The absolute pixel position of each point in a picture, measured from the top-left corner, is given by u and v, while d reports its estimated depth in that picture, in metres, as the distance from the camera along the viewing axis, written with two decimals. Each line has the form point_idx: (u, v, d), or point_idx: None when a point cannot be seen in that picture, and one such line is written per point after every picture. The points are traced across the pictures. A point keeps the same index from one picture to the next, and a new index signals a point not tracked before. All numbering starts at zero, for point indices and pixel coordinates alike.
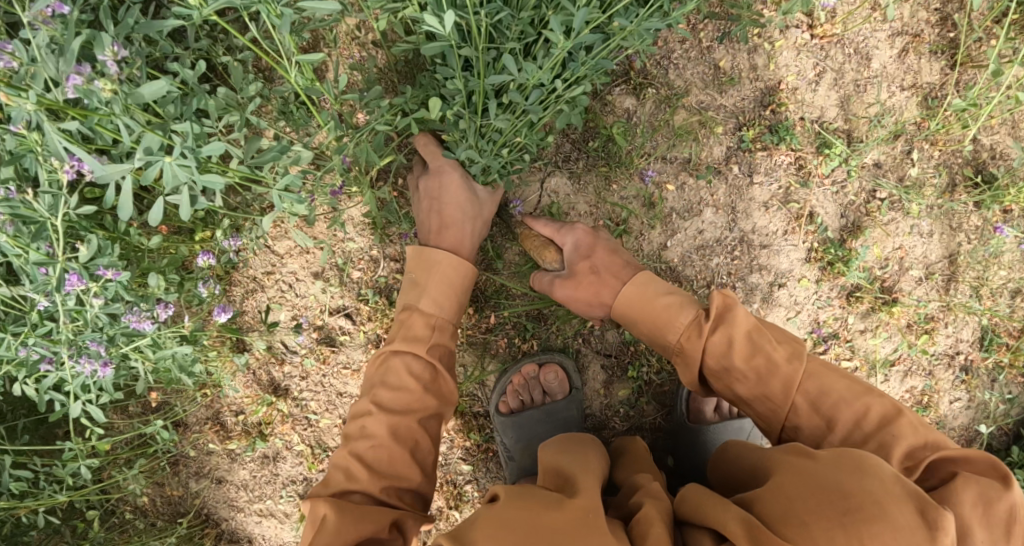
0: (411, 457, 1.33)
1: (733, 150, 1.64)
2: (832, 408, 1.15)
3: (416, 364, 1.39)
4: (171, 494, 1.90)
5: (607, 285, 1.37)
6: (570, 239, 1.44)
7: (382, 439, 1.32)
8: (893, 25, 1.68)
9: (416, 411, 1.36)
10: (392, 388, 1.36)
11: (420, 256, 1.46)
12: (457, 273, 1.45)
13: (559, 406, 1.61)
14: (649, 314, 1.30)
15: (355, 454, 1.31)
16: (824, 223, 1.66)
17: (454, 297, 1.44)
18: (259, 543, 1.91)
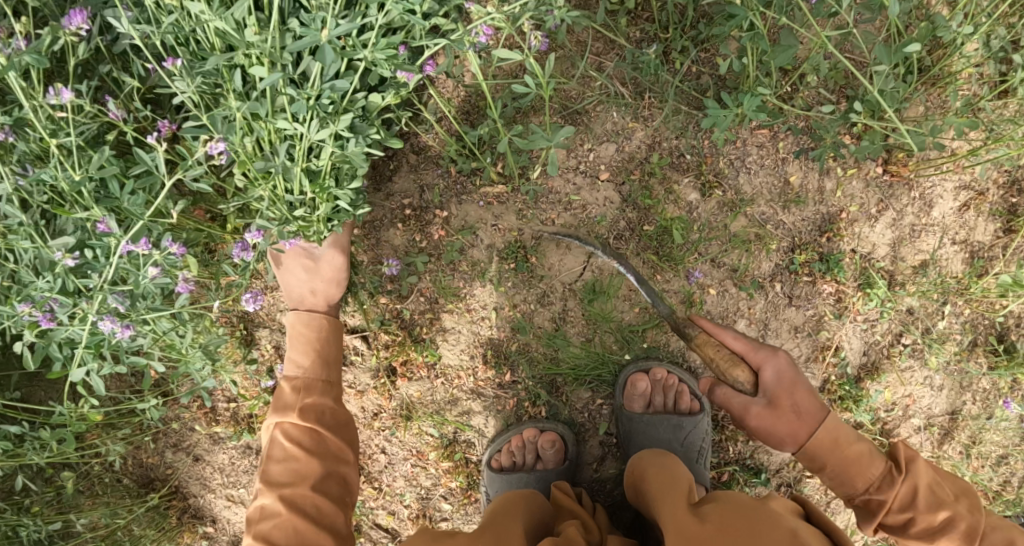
0: (315, 525, 1.31)
1: (781, 268, 1.63)
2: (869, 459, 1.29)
3: (294, 429, 1.37)
4: (144, 460, 1.90)
5: (805, 425, 1.29)
6: (773, 367, 1.31)
7: (282, 517, 1.30)
8: (962, 178, 1.67)
9: (307, 475, 1.34)
10: (279, 462, 1.35)
11: (298, 339, 1.48)
12: (307, 323, 1.48)
13: (547, 476, 1.59)
14: (786, 418, 1.29)
15: (259, 536, 1.29)
16: (846, 359, 1.66)
17: (315, 352, 1.46)
18: (222, 524, 1.93)
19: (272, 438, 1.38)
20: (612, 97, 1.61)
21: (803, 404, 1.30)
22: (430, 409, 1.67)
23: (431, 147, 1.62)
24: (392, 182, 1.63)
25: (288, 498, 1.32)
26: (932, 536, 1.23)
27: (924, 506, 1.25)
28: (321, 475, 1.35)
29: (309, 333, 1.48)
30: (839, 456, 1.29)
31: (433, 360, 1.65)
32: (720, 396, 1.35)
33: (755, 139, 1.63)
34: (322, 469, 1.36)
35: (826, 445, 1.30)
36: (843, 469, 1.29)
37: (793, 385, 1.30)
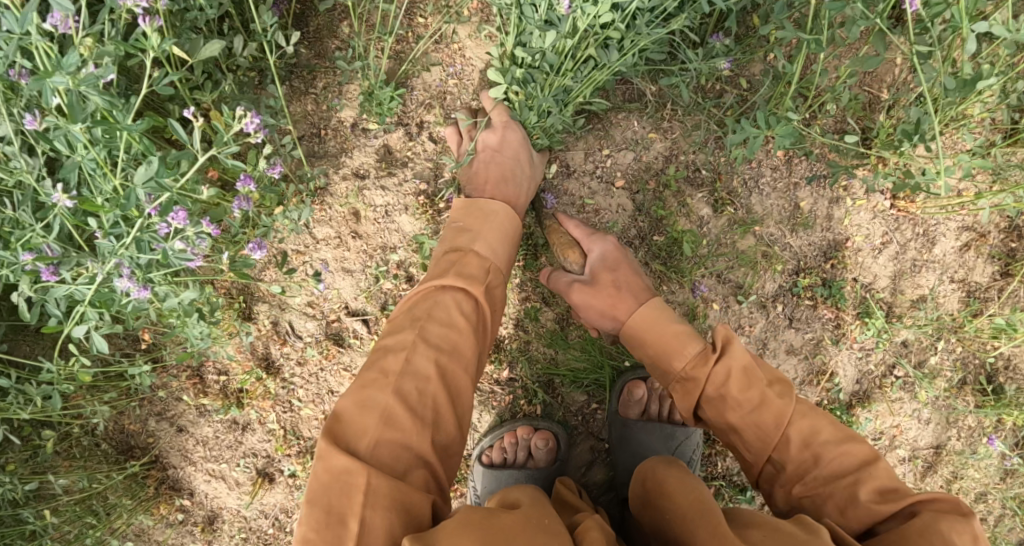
0: (450, 411, 1.20)
1: (784, 289, 1.65)
2: (822, 448, 1.16)
3: (467, 304, 1.29)
4: (127, 427, 1.88)
5: (625, 301, 1.39)
6: (599, 248, 1.48)
7: (429, 384, 1.19)
8: (965, 219, 1.70)
9: (461, 352, 1.25)
10: (441, 325, 1.25)
11: (474, 211, 1.43)
12: (504, 219, 1.43)
13: (536, 476, 1.59)
14: (660, 343, 1.31)
15: (398, 391, 1.16)
16: (839, 385, 1.68)
17: (504, 246, 1.41)
18: (199, 499, 1.90)
19: (436, 296, 1.29)
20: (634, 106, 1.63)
21: (663, 324, 1.33)
22: None
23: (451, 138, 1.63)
24: (407, 168, 1.63)
25: (439, 365, 1.21)
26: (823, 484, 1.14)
27: (798, 441, 1.18)
28: (472, 360, 1.26)
29: (489, 214, 1.43)
30: (729, 375, 1.22)
31: None
32: (555, 282, 1.50)
33: (771, 160, 1.65)
34: (474, 356, 1.27)
35: (673, 340, 1.30)
36: (659, 350, 1.31)
37: (610, 267, 1.45)
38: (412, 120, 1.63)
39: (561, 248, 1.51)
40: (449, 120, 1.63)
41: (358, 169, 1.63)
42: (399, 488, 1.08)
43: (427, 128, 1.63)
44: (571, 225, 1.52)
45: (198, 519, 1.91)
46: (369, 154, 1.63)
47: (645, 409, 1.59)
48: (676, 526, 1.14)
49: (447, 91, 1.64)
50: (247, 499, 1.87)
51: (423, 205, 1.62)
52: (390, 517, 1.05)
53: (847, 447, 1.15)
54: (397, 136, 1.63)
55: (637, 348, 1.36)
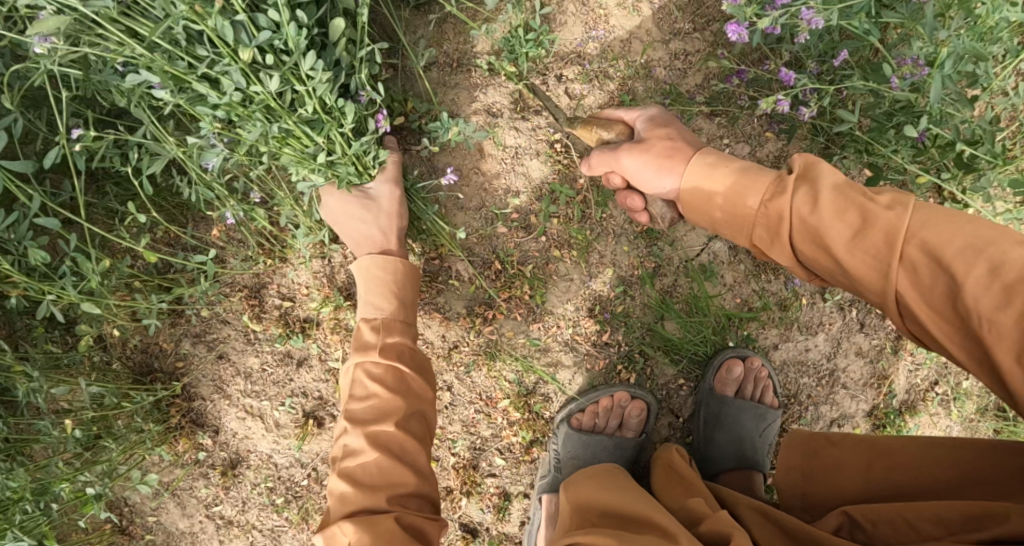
0: (397, 462, 1.22)
1: (861, 295, 1.72)
2: (956, 258, 0.91)
3: (373, 366, 1.30)
4: (157, 343, 1.71)
5: (682, 150, 1.30)
6: (645, 117, 1.46)
7: (366, 455, 1.23)
8: None
9: (383, 421, 1.25)
10: (360, 401, 1.28)
11: (375, 246, 1.44)
12: (385, 270, 1.37)
13: (625, 445, 1.60)
14: (701, 198, 1.21)
15: (344, 472, 1.23)
16: (894, 394, 1.75)
17: (393, 294, 1.36)
18: (223, 438, 1.73)
19: (353, 378, 1.30)
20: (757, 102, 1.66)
21: (722, 176, 1.19)
22: (516, 353, 1.61)
23: (585, 97, 1.64)
24: (542, 116, 1.62)
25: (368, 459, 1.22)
26: (995, 276, 0.88)
27: (917, 241, 0.95)
28: (405, 415, 1.26)
29: (388, 275, 1.37)
30: (823, 214, 1.03)
31: (536, 303, 1.61)
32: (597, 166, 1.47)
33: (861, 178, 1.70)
34: (407, 409, 1.27)
35: (851, 217, 1.01)
36: (803, 233, 1.06)
37: (745, 178, 1.15)
38: (548, 72, 1.63)
39: (602, 126, 1.51)
40: (587, 79, 1.64)
41: (491, 107, 1.61)
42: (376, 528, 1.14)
43: (564, 83, 1.63)
44: (627, 157, 1.38)
45: (218, 462, 1.73)
46: (504, 94, 1.61)
47: (741, 394, 1.62)
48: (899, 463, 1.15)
49: (585, 51, 1.64)
50: (284, 443, 1.73)
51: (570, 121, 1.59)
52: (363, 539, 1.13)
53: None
54: (532, 83, 1.62)
55: (696, 211, 1.23)
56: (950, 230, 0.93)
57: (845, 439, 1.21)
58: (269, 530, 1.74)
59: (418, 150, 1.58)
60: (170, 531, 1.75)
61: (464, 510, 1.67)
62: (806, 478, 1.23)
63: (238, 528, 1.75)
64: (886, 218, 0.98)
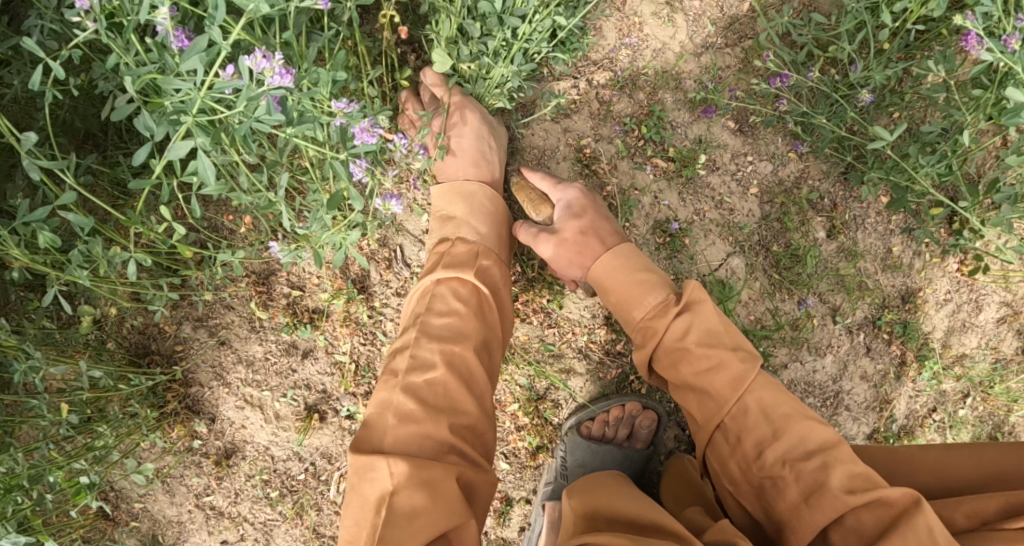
0: (465, 389, 1.21)
1: (869, 320, 1.74)
2: (782, 422, 1.16)
3: (460, 291, 1.31)
4: (156, 326, 1.67)
5: (592, 247, 1.42)
6: (568, 197, 1.49)
7: (437, 372, 1.20)
8: (1008, 295, 1.81)
9: (467, 334, 1.26)
10: (439, 317, 1.27)
11: (460, 193, 1.47)
12: (489, 199, 1.48)
13: (634, 456, 1.58)
14: (621, 287, 1.36)
15: (408, 385, 1.18)
16: (894, 419, 1.78)
17: (491, 228, 1.45)
18: (219, 426, 1.70)
19: (433, 293, 1.31)
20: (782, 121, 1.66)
21: (637, 286, 1.34)
22: (530, 358, 1.59)
23: (615, 104, 1.62)
24: (570, 119, 1.62)
25: (450, 358, 1.22)
26: (807, 455, 1.12)
27: (755, 405, 1.18)
28: (481, 343, 1.27)
29: (467, 195, 1.47)
30: (691, 343, 1.24)
31: (553, 308, 1.59)
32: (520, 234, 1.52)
33: (878, 204, 1.72)
34: (483, 341, 1.28)
35: (727, 378, 1.20)
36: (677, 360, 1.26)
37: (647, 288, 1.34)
38: (581, 76, 1.62)
39: (532, 204, 1.53)
40: (617, 85, 1.62)
41: (521, 106, 1.62)
42: (423, 467, 1.08)
43: (594, 88, 1.62)
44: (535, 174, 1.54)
45: (212, 450, 1.70)
46: (534, 95, 1.61)
47: None
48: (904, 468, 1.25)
49: (617, 58, 1.63)
50: (283, 435, 1.70)
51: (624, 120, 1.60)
52: (418, 494, 1.06)
53: (878, 497, 1.03)
54: (563, 86, 1.62)
55: (602, 292, 1.40)
56: (801, 432, 1.14)
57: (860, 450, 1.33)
58: (261, 524, 1.71)
59: None
60: (156, 518, 1.72)
61: None
62: None
63: (229, 520, 1.72)
64: (751, 393, 1.19)
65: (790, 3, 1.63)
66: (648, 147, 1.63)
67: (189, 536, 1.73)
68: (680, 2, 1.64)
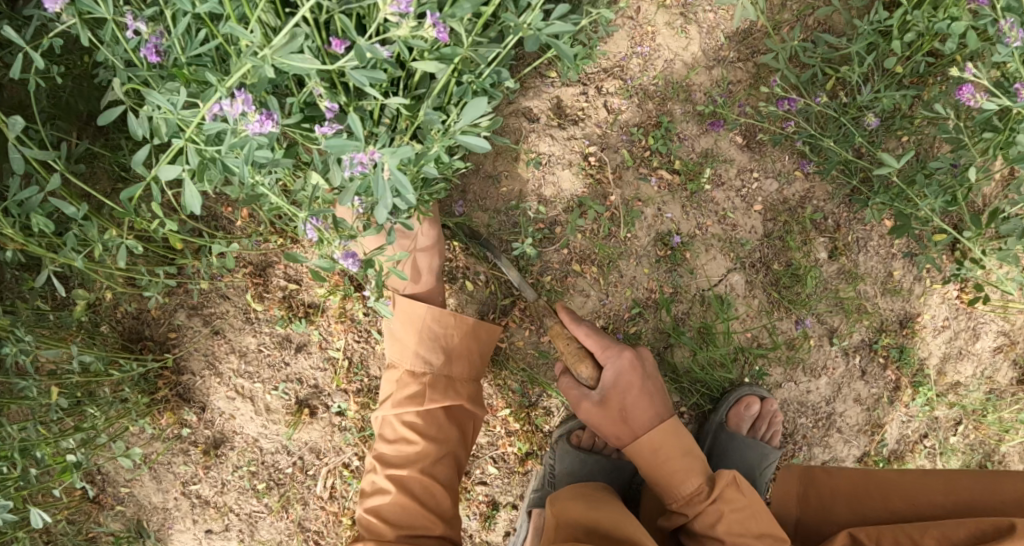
0: (422, 508, 1.41)
1: (865, 343, 1.74)
2: None
3: (410, 415, 1.45)
4: (149, 312, 1.66)
5: (615, 417, 1.42)
6: (613, 362, 1.43)
7: (395, 496, 1.41)
8: (1006, 324, 1.80)
9: (414, 459, 1.43)
10: (393, 443, 1.46)
11: (412, 323, 1.47)
12: (437, 321, 1.47)
13: (623, 468, 1.59)
14: (613, 426, 1.43)
15: (371, 507, 1.42)
16: (885, 443, 1.77)
17: (440, 346, 1.48)
18: (208, 415, 1.70)
19: (386, 422, 1.48)
20: (790, 139, 1.64)
21: (639, 417, 1.42)
22: (524, 364, 1.59)
23: (623, 113, 1.61)
24: (577, 126, 1.61)
25: (397, 481, 1.42)
26: None
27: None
28: (433, 462, 1.44)
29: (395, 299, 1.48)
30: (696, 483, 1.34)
31: None
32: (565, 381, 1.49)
33: (881, 227, 1.71)
34: (437, 456, 1.44)
35: (727, 527, 1.27)
36: (660, 472, 1.38)
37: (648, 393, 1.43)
38: (589, 83, 1.60)
39: (570, 358, 1.45)
40: (627, 94, 1.61)
41: (529, 112, 1.59)
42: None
43: (603, 96, 1.61)
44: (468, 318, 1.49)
45: (201, 439, 1.70)
46: (543, 100, 1.59)
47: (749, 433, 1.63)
48: (875, 497, 1.32)
49: (627, 66, 1.61)
50: (273, 428, 1.70)
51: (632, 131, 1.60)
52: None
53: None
54: (571, 92, 1.60)
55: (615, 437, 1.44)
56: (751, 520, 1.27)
57: (838, 471, 1.39)
58: (246, 515, 1.72)
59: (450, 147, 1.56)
60: (141, 504, 1.74)
61: None
62: (802, 506, 1.39)
63: (214, 510, 1.72)
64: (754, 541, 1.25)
65: (804, 21, 1.62)
66: (654, 158, 1.62)
67: (174, 522, 1.74)
68: (694, 14, 1.62)
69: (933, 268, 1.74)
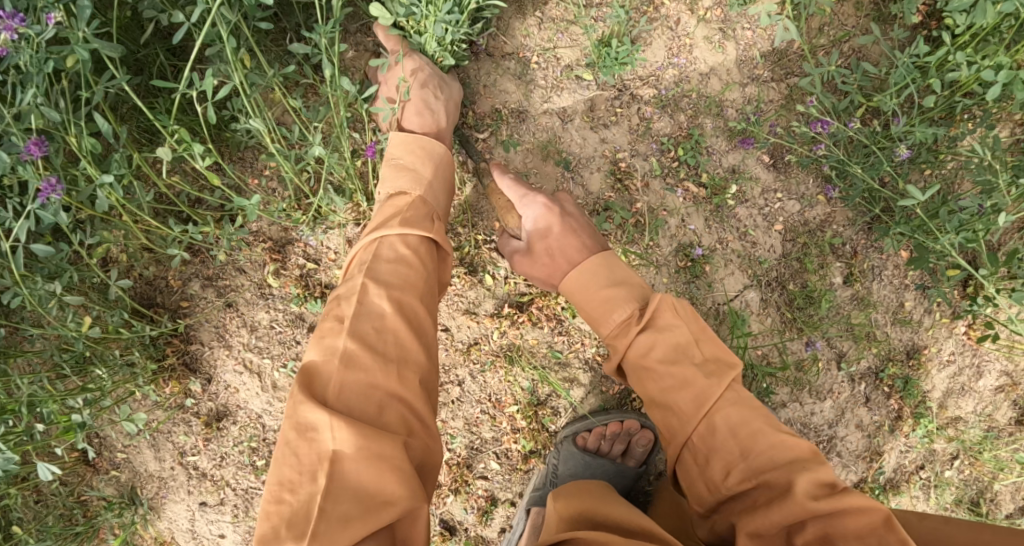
0: (413, 336, 1.17)
1: (872, 371, 1.75)
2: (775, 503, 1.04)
3: (412, 238, 1.27)
4: (162, 279, 1.66)
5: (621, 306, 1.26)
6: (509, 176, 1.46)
7: (387, 321, 1.15)
8: (1010, 365, 1.82)
9: (413, 285, 1.22)
10: (390, 264, 1.22)
11: (419, 151, 1.41)
12: (441, 166, 1.43)
13: (626, 472, 1.59)
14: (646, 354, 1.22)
15: (356, 334, 1.13)
16: (882, 471, 1.79)
17: (436, 186, 1.40)
18: (213, 387, 1.69)
19: (381, 239, 1.26)
20: (817, 163, 1.66)
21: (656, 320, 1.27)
22: (536, 363, 1.59)
23: (655, 122, 1.62)
24: (609, 130, 1.61)
25: (394, 302, 1.18)
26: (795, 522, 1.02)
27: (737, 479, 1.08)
28: (431, 294, 1.24)
29: (429, 152, 1.41)
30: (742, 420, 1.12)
31: (566, 317, 1.58)
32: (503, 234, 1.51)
33: (897, 257, 1.72)
34: (432, 294, 1.25)
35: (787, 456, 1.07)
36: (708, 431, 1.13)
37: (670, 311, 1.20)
38: (624, 90, 1.61)
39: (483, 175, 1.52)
40: (660, 104, 1.62)
41: (563, 112, 1.60)
42: (368, 442, 1.04)
43: (636, 103, 1.62)
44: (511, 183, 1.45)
45: (204, 412, 1.70)
46: (577, 101, 1.60)
47: None
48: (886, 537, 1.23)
49: (663, 76, 1.62)
50: (278, 405, 1.69)
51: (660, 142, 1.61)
52: (362, 468, 1.03)
53: (845, 505, 1.01)
54: (606, 97, 1.61)
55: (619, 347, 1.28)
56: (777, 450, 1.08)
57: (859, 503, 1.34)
58: (243, 491, 1.72)
59: (481, 141, 1.57)
60: (137, 471, 1.74)
61: (447, 507, 1.64)
62: None
63: (210, 483, 1.72)
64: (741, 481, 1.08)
65: (840, 47, 1.63)
66: (682, 169, 1.63)
67: (169, 491, 1.75)
68: (733, 30, 1.63)
69: (945, 303, 1.76)
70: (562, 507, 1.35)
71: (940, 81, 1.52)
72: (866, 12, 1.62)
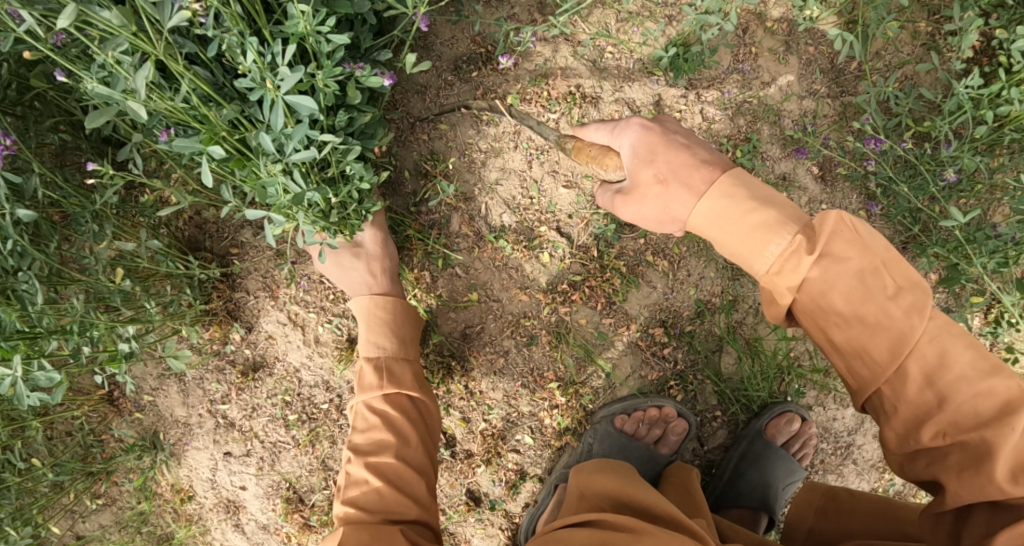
0: (399, 493, 1.33)
1: None
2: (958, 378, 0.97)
3: (377, 401, 1.39)
4: (213, 224, 1.65)
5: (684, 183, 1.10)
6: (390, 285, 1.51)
7: (372, 486, 1.34)
8: None
9: (388, 449, 1.36)
10: (365, 434, 1.38)
11: (363, 312, 1.46)
12: (385, 307, 1.45)
13: (658, 458, 1.63)
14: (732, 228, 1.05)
15: (350, 500, 1.34)
16: (892, 483, 1.83)
17: (392, 332, 1.44)
18: (252, 337, 1.69)
19: (357, 413, 1.41)
20: (864, 180, 1.73)
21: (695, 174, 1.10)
22: (581, 341, 1.64)
23: (716, 123, 1.68)
24: None
25: (375, 470, 1.35)
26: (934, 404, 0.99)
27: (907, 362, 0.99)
28: (409, 450, 1.37)
29: (368, 310, 1.45)
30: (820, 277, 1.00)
31: (615, 300, 1.63)
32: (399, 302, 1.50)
33: (927, 278, 1.79)
34: (415, 439, 1.38)
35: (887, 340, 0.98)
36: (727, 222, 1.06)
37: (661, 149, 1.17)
38: (691, 89, 1.67)
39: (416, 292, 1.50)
40: (723, 106, 1.68)
41: (632, 103, 1.65)
42: None
43: (701, 104, 1.68)
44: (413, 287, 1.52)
45: (240, 360, 1.69)
46: (645, 94, 1.65)
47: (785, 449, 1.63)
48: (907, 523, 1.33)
49: (727, 80, 1.68)
50: (318, 360, 1.70)
51: (719, 142, 1.68)
52: None
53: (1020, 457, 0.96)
54: (673, 93, 1.66)
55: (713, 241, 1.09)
56: (980, 394, 0.96)
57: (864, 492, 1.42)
58: (270, 444, 1.72)
59: (552, 120, 1.63)
60: (162, 415, 1.72)
61: (476, 477, 1.66)
62: (818, 516, 1.44)
63: (238, 432, 1.72)
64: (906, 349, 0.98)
65: (895, 72, 1.71)
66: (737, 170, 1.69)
67: (193, 439, 1.73)
68: (796, 45, 1.70)
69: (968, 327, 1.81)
70: (586, 481, 1.32)
71: (989, 111, 1.60)
72: (922, 42, 1.71)
